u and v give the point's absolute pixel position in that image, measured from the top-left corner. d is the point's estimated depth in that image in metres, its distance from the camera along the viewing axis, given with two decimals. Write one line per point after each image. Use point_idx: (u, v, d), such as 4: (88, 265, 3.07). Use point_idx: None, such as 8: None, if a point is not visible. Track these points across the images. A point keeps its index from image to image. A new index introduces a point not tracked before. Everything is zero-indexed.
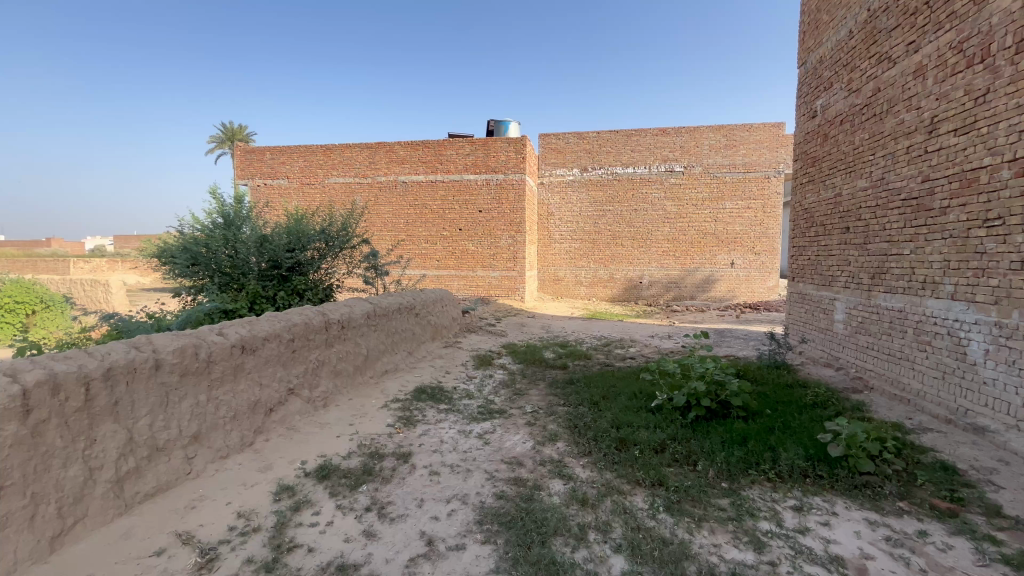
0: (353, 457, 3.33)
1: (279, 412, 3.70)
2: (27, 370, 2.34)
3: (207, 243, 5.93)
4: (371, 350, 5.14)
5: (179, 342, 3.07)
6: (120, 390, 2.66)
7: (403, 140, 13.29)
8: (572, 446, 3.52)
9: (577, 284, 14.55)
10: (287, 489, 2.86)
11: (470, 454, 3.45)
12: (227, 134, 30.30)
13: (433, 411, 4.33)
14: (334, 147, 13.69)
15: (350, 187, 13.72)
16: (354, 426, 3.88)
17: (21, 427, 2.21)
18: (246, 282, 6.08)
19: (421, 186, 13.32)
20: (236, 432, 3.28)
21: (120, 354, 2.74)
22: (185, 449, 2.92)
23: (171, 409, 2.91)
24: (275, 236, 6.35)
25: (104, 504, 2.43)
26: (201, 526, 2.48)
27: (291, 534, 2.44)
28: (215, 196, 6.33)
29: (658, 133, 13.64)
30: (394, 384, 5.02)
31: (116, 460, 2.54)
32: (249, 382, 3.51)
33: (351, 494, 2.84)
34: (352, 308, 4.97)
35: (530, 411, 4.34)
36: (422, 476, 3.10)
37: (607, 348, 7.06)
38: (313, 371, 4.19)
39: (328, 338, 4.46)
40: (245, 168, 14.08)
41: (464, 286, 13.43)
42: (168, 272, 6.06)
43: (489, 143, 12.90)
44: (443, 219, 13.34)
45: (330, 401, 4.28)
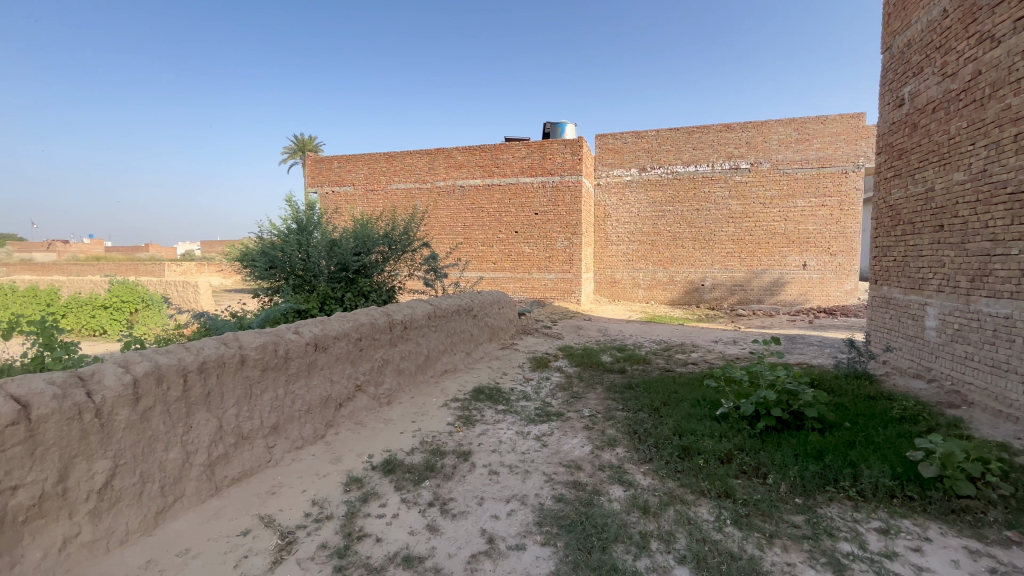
0: (416, 453, 3.46)
1: (347, 407, 3.91)
2: (136, 362, 2.62)
3: (283, 247, 6.38)
4: (431, 350, 5.30)
5: (261, 339, 3.31)
6: (211, 381, 2.90)
7: (461, 145, 13.61)
8: (633, 453, 3.44)
9: (635, 287, 14.22)
10: (356, 481, 3.01)
11: (528, 455, 3.47)
12: (299, 144, 32.44)
13: (491, 411, 4.41)
14: (396, 155, 14.26)
15: (410, 193, 14.23)
16: (417, 423, 4.02)
17: (132, 412, 2.47)
18: (317, 283, 6.47)
19: (478, 190, 13.58)
20: (310, 424, 3.50)
21: (212, 349, 2.99)
22: (266, 438, 3.15)
23: (254, 401, 3.15)
24: (343, 240, 6.71)
25: (198, 485, 2.67)
26: (280, 511, 2.66)
27: (361, 524, 2.56)
28: (290, 203, 6.79)
29: (722, 129, 13.07)
30: (453, 384, 5.14)
31: (208, 446, 2.79)
32: (322, 378, 3.72)
33: (415, 489, 2.94)
34: (413, 309, 5.15)
35: (588, 415, 4.29)
36: (482, 474, 3.16)
37: (667, 352, 6.85)
38: (378, 369, 4.38)
39: (391, 338, 4.65)
40: (315, 177, 15.00)
41: (520, 288, 13.51)
42: (249, 274, 6.58)
43: (545, 145, 12.93)
44: (499, 222, 13.52)
45: (394, 399, 4.46)
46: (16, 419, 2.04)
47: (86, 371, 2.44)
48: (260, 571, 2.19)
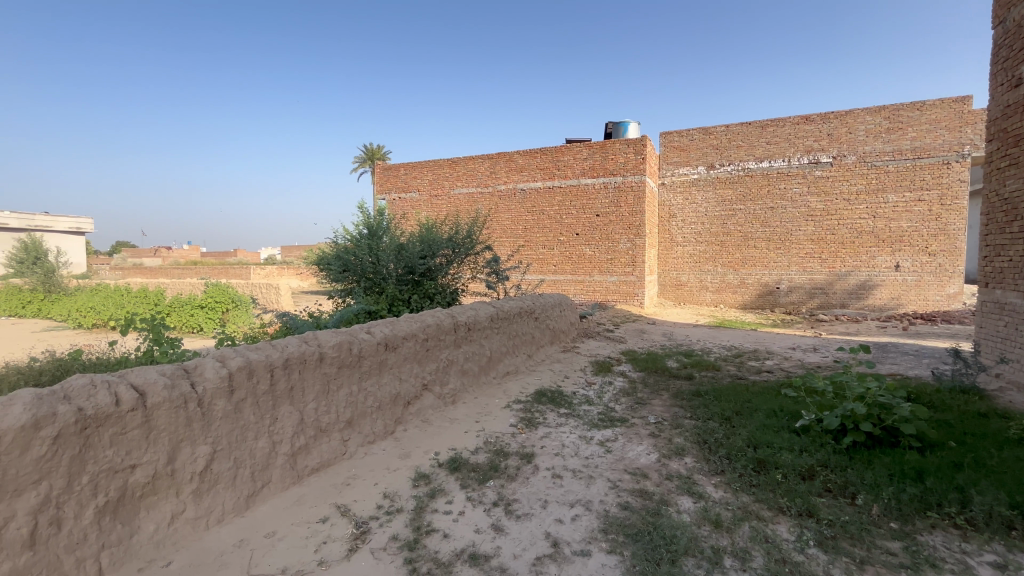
0: (480, 452, 3.52)
1: (415, 405, 4.06)
2: (231, 357, 2.86)
3: (355, 251, 6.75)
4: (494, 351, 5.38)
5: (338, 338, 3.50)
6: (294, 377, 3.11)
7: (522, 148, 13.72)
8: (703, 463, 3.29)
9: (702, 290, 13.61)
10: (424, 477, 3.11)
11: (592, 460, 3.43)
12: (369, 153, 34.20)
13: (554, 414, 4.39)
14: (459, 160, 14.63)
15: (472, 197, 14.55)
16: (481, 423, 4.09)
17: (228, 403, 2.70)
18: (385, 286, 6.76)
19: (539, 193, 13.62)
20: (380, 420, 3.67)
21: (295, 346, 3.20)
22: (341, 432, 3.34)
23: (331, 396, 3.34)
24: (410, 245, 6.97)
25: (283, 473, 2.89)
26: (355, 502, 2.81)
27: (429, 518, 2.65)
28: (362, 210, 7.17)
29: (800, 121, 12.24)
30: (515, 386, 5.18)
31: (292, 436, 3.01)
32: (392, 376, 3.89)
33: (479, 488, 3.00)
34: (477, 311, 5.25)
35: (654, 422, 4.16)
36: (546, 477, 3.17)
37: (739, 359, 6.48)
38: (444, 369, 4.51)
39: (456, 339, 4.76)
40: (384, 184, 15.74)
41: (581, 291, 13.35)
42: (325, 277, 7.02)
43: (607, 145, 12.72)
44: (559, 225, 13.49)
45: (458, 398, 4.57)
46: (135, 405, 2.30)
47: (190, 364, 2.70)
48: (338, 557, 2.32)
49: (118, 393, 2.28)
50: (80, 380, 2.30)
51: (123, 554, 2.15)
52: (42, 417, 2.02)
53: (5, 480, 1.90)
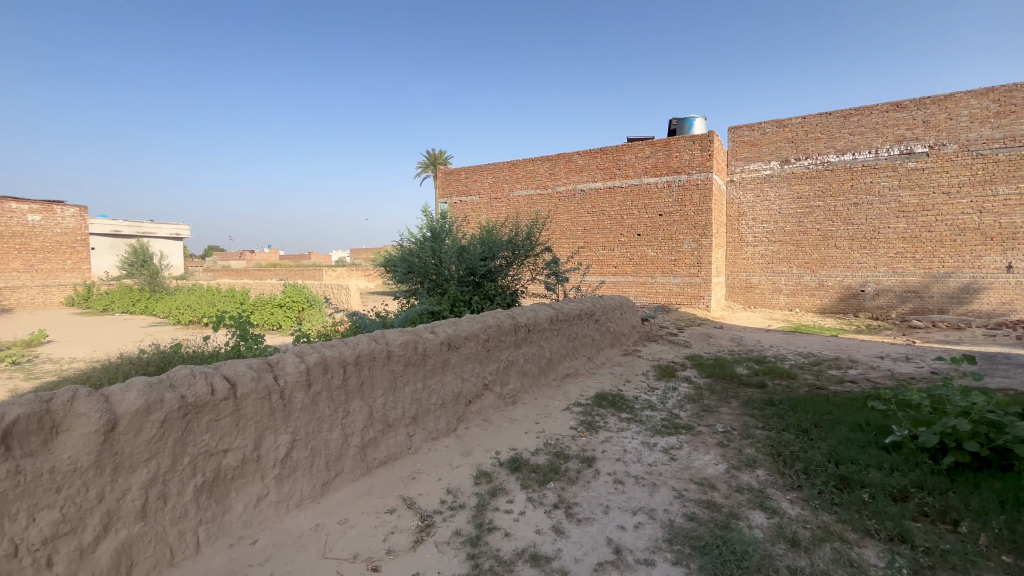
0: (540, 454, 3.53)
1: (476, 404, 4.14)
2: (308, 353, 3.05)
3: (419, 254, 7.01)
4: (554, 353, 5.37)
5: (404, 337, 3.64)
6: (365, 373, 3.27)
7: (582, 149, 13.60)
8: (777, 477, 3.09)
9: (775, 293, 12.78)
10: (485, 475, 3.17)
11: (655, 467, 3.33)
12: (430, 159, 35.29)
13: (615, 419, 4.31)
14: (518, 163, 14.76)
15: (531, 199, 14.61)
16: (541, 424, 4.10)
17: (305, 395, 2.89)
18: (447, 287, 6.94)
19: (599, 193, 13.43)
20: (443, 418, 3.78)
21: (365, 344, 3.36)
22: (406, 428, 3.48)
23: (398, 392, 3.48)
24: (471, 247, 7.13)
25: (354, 465, 3.06)
26: (420, 495, 2.91)
27: (490, 516, 2.69)
28: (425, 214, 7.42)
29: (889, 108, 11.20)
30: (575, 388, 5.13)
31: (362, 430, 3.16)
32: (454, 375, 3.99)
33: (540, 489, 3.00)
34: (537, 312, 5.26)
35: (722, 431, 3.96)
36: (608, 482, 3.12)
37: (817, 367, 6.02)
38: (504, 369, 4.56)
39: (516, 340, 4.79)
40: (446, 189, 16.19)
41: (643, 293, 12.98)
42: (392, 278, 7.34)
43: (671, 143, 12.32)
44: (620, 225, 13.22)
45: (518, 399, 4.61)
46: (228, 395, 2.52)
47: (273, 358, 2.91)
48: (404, 547, 2.41)
49: (213, 383, 2.51)
50: (182, 370, 2.54)
51: (217, 530, 2.38)
52: (152, 403, 2.25)
53: (122, 457, 2.16)
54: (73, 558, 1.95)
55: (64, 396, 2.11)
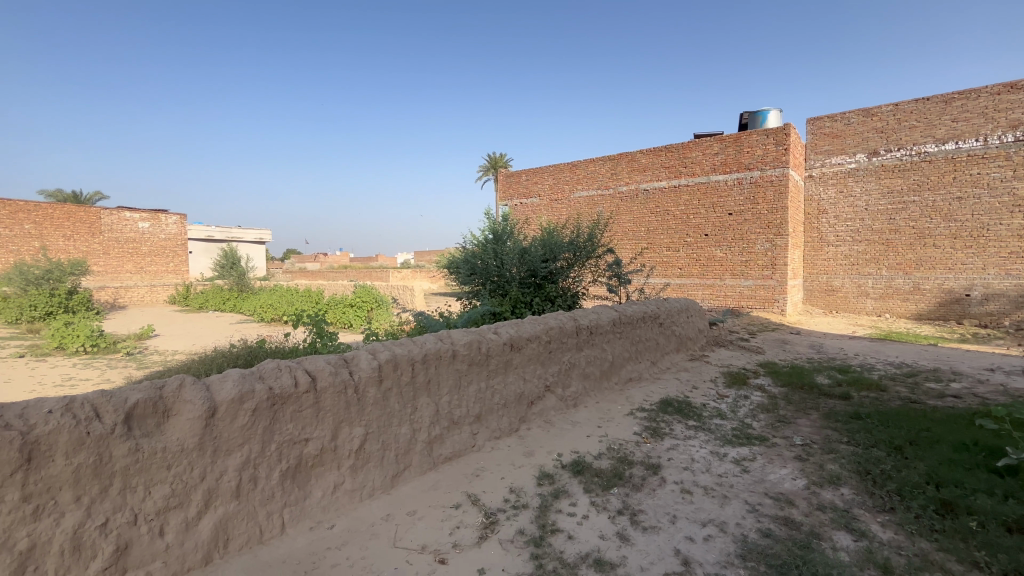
0: (604, 458, 3.48)
1: (538, 405, 4.16)
2: (380, 350, 3.19)
3: (481, 256, 7.15)
4: (616, 356, 5.27)
5: (468, 337, 3.71)
6: (431, 370, 3.36)
7: (646, 147, 13.27)
8: (864, 497, 2.85)
9: (861, 296, 11.75)
10: (548, 477, 3.17)
11: (726, 479, 3.17)
12: (491, 162, 35.79)
13: (681, 426, 4.16)
14: (579, 163, 14.64)
15: (592, 200, 14.45)
16: (603, 428, 4.04)
17: (377, 391, 3.02)
18: (509, 289, 7.01)
19: (663, 192, 13.02)
20: (506, 418, 3.83)
21: (431, 343, 3.46)
22: (471, 426, 3.56)
23: (462, 391, 3.56)
24: (533, 249, 7.16)
25: (421, 459, 3.18)
26: (484, 492, 2.97)
27: (553, 518, 2.69)
28: (488, 217, 7.55)
29: (1000, 90, 10.00)
30: (638, 393, 5.01)
31: (429, 426, 3.27)
32: (516, 376, 4.02)
33: (604, 493, 2.97)
34: (599, 314, 5.18)
35: (800, 443, 3.71)
36: (675, 490, 3.02)
37: (912, 379, 5.45)
38: (566, 371, 4.54)
39: (578, 342, 4.75)
40: (507, 191, 16.39)
41: (710, 296, 12.40)
42: (455, 280, 7.54)
43: (742, 137, 11.72)
44: (686, 225, 12.74)
45: (580, 402, 4.57)
46: (309, 388, 2.70)
47: (349, 354, 3.06)
48: (469, 542, 2.48)
49: (296, 377, 2.70)
50: (269, 364, 2.75)
51: (299, 513, 2.57)
52: (245, 393, 2.46)
53: (220, 440, 2.38)
54: (181, 529, 2.19)
55: (173, 385, 2.35)
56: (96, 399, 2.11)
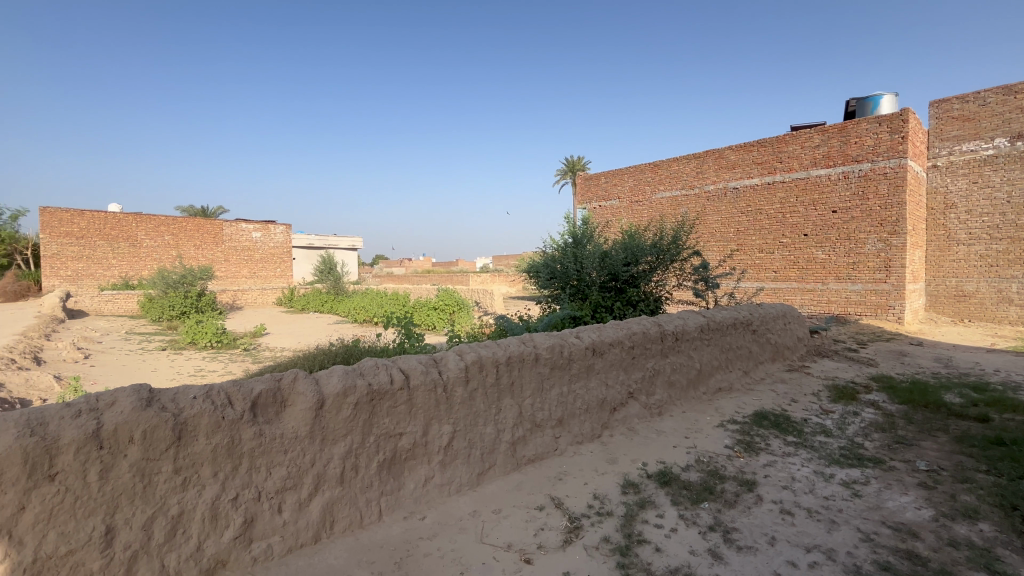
0: (692, 470, 3.33)
1: (621, 412, 4.08)
2: (467, 351, 3.30)
3: (561, 259, 7.16)
4: (704, 365, 5.01)
5: (551, 340, 3.71)
6: (515, 373, 3.41)
7: (735, 143, 12.53)
8: (1011, 537, 2.46)
9: (1002, 303, 10.11)
10: (633, 485, 3.10)
11: (834, 502, 2.90)
12: (569, 164, 35.51)
13: (779, 442, 3.86)
14: (662, 163, 14.16)
15: (675, 200, 13.88)
16: (691, 439, 3.86)
17: (464, 390, 3.12)
18: (589, 293, 6.94)
19: (755, 190, 12.18)
20: (588, 423, 3.81)
21: (515, 346, 3.51)
22: (553, 429, 3.58)
23: (545, 394, 3.58)
24: (613, 252, 7.03)
25: (505, 459, 3.25)
26: (567, 496, 2.98)
27: (639, 528, 2.63)
28: (568, 220, 7.55)
29: None
30: (729, 405, 4.72)
31: (513, 427, 3.34)
32: (599, 381, 3.96)
33: (693, 507, 2.84)
34: (685, 320, 4.95)
35: (925, 469, 3.28)
36: (773, 510, 2.82)
37: None
38: (650, 378, 4.40)
39: (663, 349, 4.57)
40: (586, 195, 16.25)
41: (811, 301, 11.35)
42: (535, 284, 7.62)
43: (849, 127, 10.66)
44: (781, 225, 11.81)
45: (665, 410, 4.41)
46: (403, 385, 2.87)
47: (438, 355, 3.20)
48: (554, 545, 2.49)
49: (392, 374, 2.87)
50: (368, 362, 2.95)
51: (394, 502, 2.76)
52: (348, 387, 2.67)
53: (327, 430, 2.60)
54: (296, 507, 2.44)
55: (288, 377, 2.62)
56: (228, 388, 2.41)
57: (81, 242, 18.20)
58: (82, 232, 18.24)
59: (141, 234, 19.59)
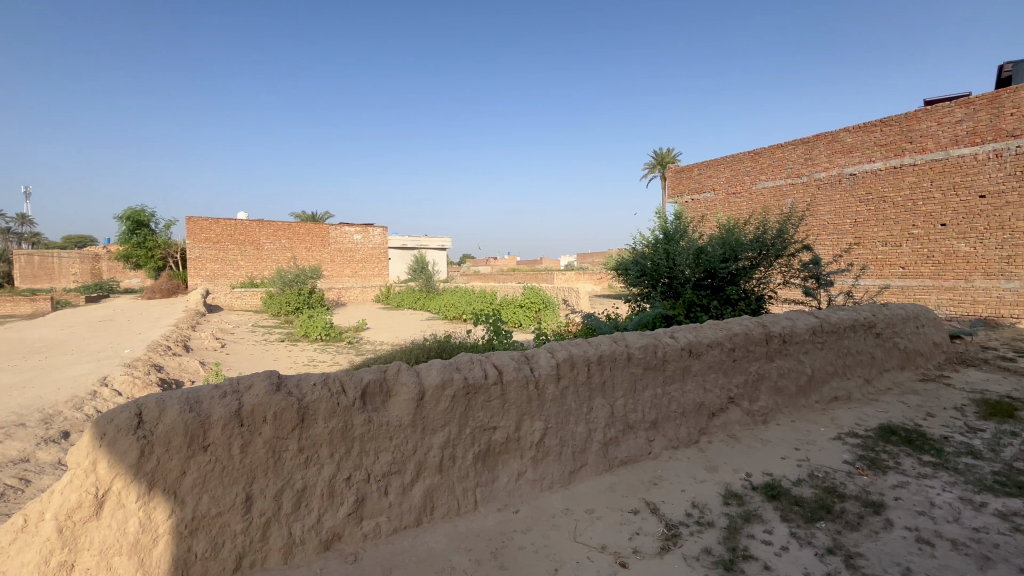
0: (805, 485, 3.04)
1: (720, 418, 3.84)
2: (558, 349, 3.30)
3: (653, 256, 6.90)
4: (817, 370, 4.55)
5: (643, 340, 3.59)
6: (606, 372, 3.34)
7: (853, 124, 11.23)
8: None
9: None
10: (736, 497, 2.90)
11: (987, 536, 2.49)
12: (657, 157, 33.97)
13: (911, 461, 3.40)
14: (763, 151, 13.09)
15: (779, 190, 12.74)
16: (803, 452, 3.53)
17: (556, 388, 3.12)
18: (682, 290, 6.61)
19: (878, 176, 10.83)
20: (684, 427, 3.63)
21: (606, 345, 3.44)
22: (647, 432, 3.46)
23: (638, 395, 3.47)
24: (710, 248, 6.62)
25: (597, 460, 3.21)
26: (664, 503, 2.86)
27: (745, 542, 2.47)
28: (659, 216, 7.26)
29: None
30: (848, 416, 4.23)
31: (605, 427, 3.28)
32: (695, 384, 3.76)
33: (808, 526, 2.59)
34: (794, 321, 4.53)
35: None
36: (908, 538, 2.48)
37: None
38: (754, 383, 4.09)
39: (769, 352, 4.22)
40: (677, 188, 15.48)
41: (950, 301, 9.81)
42: (624, 282, 7.43)
43: (1002, 97, 9.08)
44: (911, 214, 10.37)
45: (771, 419, 4.08)
46: (497, 380, 2.94)
47: (529, 352, 3.22)
48: (651, 551, 2.42)
49: (486, 370, 2.95)
50: (464, 356, 3.06)
51: (488, 493, 2.85)
52: (446, 380, 2.79)
53: (428, 419, 2.75)
54: (400, 491, 2.61)
55: (392, 369, 2.80)
56: (342, 376, 2.64)
57: (217, 246, 20.95)
58: (218, 238, 20.98)
59: (263, 238, 22.10)
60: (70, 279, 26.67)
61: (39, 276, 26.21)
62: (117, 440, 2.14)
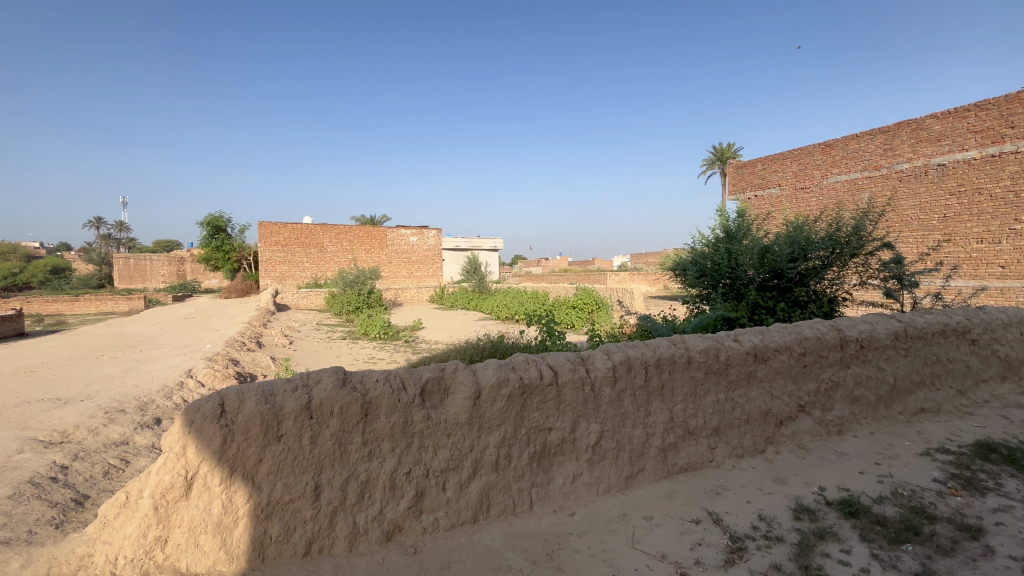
0: (887, 503, 2.80)
1: (789, 427, 3.62)
2: (613, 351, 3.23)
3: (712, 256, 6.62)
4: (900, 379, 4.17)
5: (705, 343, 3.45)
6: (665, 376, 3.25)
7: (941, 110, 10.27)
8: None
9: None
10: (809, 511, 2.73)
11: None
12: (719, 151, 32.32)
13: (1015, 482, 3.04)
14: (835, 142, 12.23)
15: (853, 184, 11.85)
16: (885, 467, 3.25)
17: (612, 391, 3.06)
18: (746, 291, 6.29)
19: (972, 166, 9.82)
20: (749, 436, 3.45)
21: (665, 348, 3.33)
22: (708, 439, 3.32)
23: (699, 400, 3.34)
24: (776, 247, 6.25)
25: (655, 465, 3.12)
26: (727, 513, 2.74)
27: (819, 561, 2.32)
28: (720, 214, 6.94)
29: None
30: (938, 430, 3.85)
31: (663, 432, 3.18)
32: (761, 391, 3.56)
33: (892, 549, 2.38)
34: (873, 324, 4.18)
35: None
36: (1012, 569, 2.23)
37: None
38: (827, 391, 3.82)
39: (844, 358, 3.93)
40: (739, 184, 14.76)
41: None
42: (683, 282, 7.15)
43: None
44: (1013, 207, 9.32)
45: (846, 430, 3.79)
46: (552, 381, 2.92)
47: (585, 352, 3.18)
48: (714, 563, 2.33)
49: (542, 370, 2.94)
50: (519, 357, 3.07)
51: (544, 495, 2.84)
52: (501, 380, 2.81)
53: (485, 418, 2.78)
54: (457, 488, 2.66)
55: (450, 368, 2.86)
56: (403, 373, 2.73)
57: (285, 249, 22.30)
58: (286, 241, 22.32)
59: (326, 241, 23.29)
60: (159, 279, 29.00)
61: (133, 277, 28.88)
62: (204, 427, 2.33)
